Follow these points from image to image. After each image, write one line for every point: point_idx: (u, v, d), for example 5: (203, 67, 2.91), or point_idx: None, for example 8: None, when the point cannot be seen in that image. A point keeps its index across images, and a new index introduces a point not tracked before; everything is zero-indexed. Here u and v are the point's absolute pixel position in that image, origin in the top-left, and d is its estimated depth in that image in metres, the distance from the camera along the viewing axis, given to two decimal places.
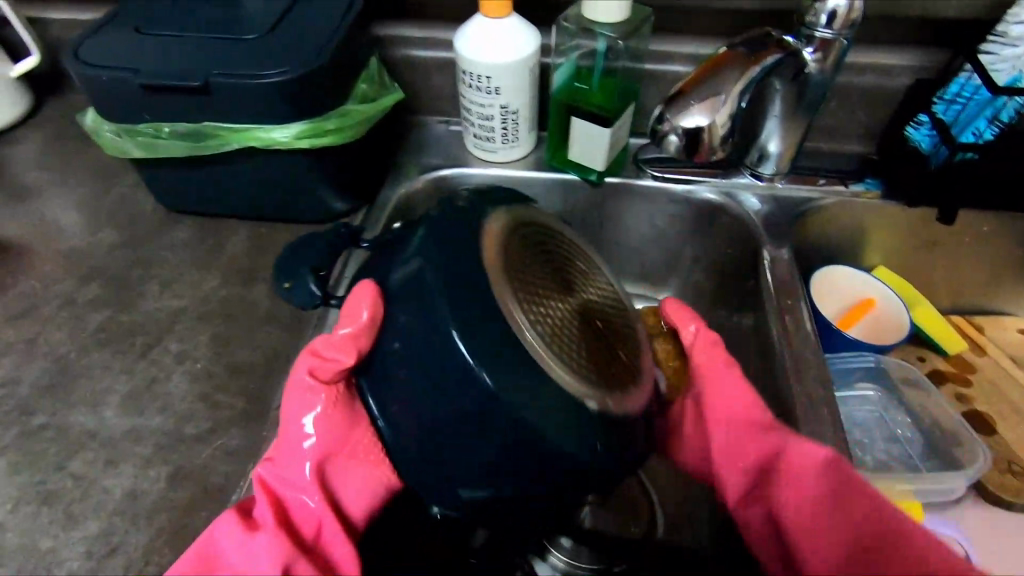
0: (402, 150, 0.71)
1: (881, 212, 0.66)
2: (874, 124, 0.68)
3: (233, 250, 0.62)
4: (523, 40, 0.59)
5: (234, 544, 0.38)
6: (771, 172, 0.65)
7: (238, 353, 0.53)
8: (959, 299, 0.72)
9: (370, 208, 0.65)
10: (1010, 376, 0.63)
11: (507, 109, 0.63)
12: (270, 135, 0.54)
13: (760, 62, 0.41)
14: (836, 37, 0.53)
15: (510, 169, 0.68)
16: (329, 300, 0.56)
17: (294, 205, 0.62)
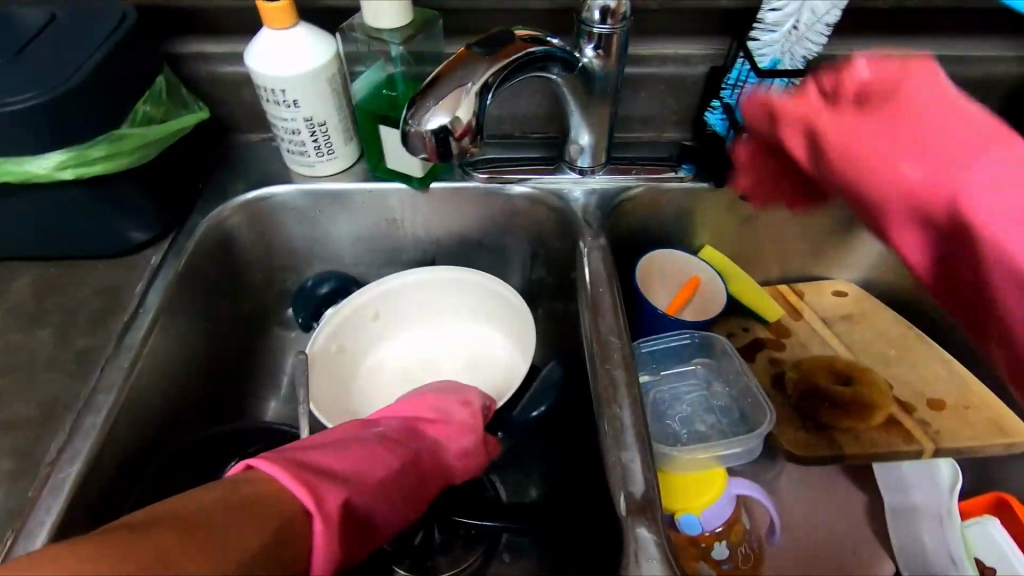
0: (218, 171, 0.68)
1: (695, 195, 0.69)
2: (683, 110, 0.71)
3: (14, 294, 0.56)
4: (313, 50, 0.57)
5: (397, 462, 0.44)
6: (590, 164, 0.67)
7: (10, 409, 0.48)
8: (784, 269, 0.77)
9: (175, 237, 0.61)
10: (818, 337, 0.67)
11: (313, 122, 0.61)
12: (26, 167, 0.49)
13: (505, 57, 0.42)
14: (612, 32, 0.54)
15: (331, 184, 0.66)
16: (120, 340, 0.52)
17: (82, 241, 0.57)
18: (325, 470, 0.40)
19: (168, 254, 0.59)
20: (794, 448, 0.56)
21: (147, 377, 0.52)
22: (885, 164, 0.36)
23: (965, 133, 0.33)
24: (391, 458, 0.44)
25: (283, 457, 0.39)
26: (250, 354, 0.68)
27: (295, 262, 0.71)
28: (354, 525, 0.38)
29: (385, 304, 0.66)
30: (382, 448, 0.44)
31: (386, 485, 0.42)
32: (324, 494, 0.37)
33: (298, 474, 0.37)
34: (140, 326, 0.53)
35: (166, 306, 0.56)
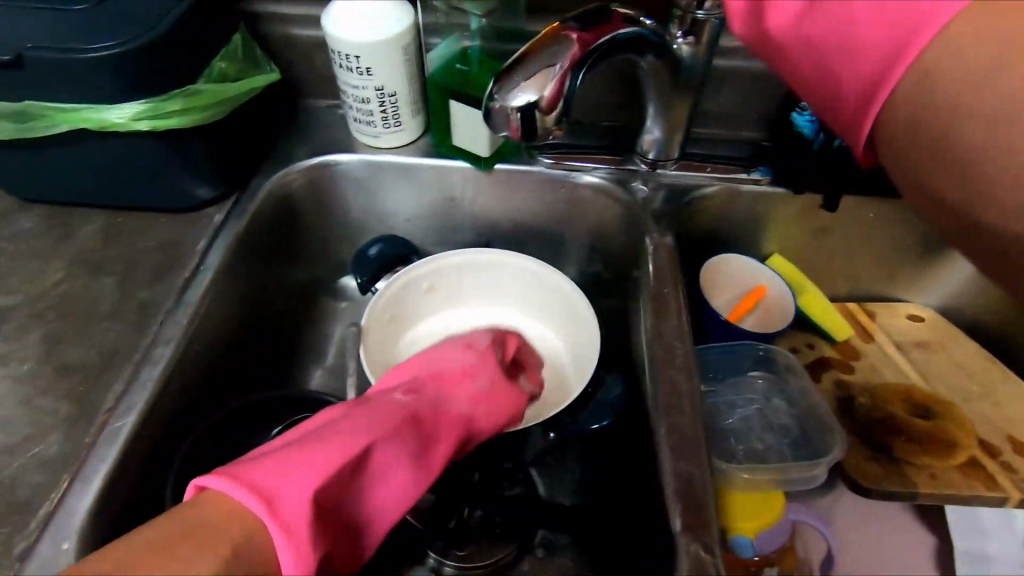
0: (283, 135, 0.67)
1: (771, 199, 0.65)
2: (766, 108, 0.67)
3: (81, 241, 0.57)
4: (391, 17, 0.55)
5: (374, 426, 0.43)
6: (661, 158, 0.63)
7: (71, 354, 0.49)
8: (856, 286, 0.72)
9: (238, 198, 0.61)
10: (890, 363, 0.62)
11: (383, 92, 0.60)
12: (103, 115, 0.49)
13: (600, 36, 0.40)
14: (706, 17, 0.51)
15: (394, 157, 0.65)
16: (179, 295, 0.52)
17: (150, 194, 0.57)
18: (300, 463, 0.38)
19: (230, 214, 0.59)
20: (863, 479, 0.53)
21: (202, 334, 0.52)
22: None
23: None
24: (365, 428, 0.43)
25: (264, 457, 0.39)
26: (298, 322, 0.67)
27: (350, 233, 0.70)
28: (321, 525, 0.37)
29: (440, 278, 0.65)
30: (350, 420, 0.43)
31: (370, 454, 0.42)
32: (280, 489, 0.37)
33: (247, 475, 0.37)
34: (199, 283, 0.53)
35: (225, 266, 0.56)
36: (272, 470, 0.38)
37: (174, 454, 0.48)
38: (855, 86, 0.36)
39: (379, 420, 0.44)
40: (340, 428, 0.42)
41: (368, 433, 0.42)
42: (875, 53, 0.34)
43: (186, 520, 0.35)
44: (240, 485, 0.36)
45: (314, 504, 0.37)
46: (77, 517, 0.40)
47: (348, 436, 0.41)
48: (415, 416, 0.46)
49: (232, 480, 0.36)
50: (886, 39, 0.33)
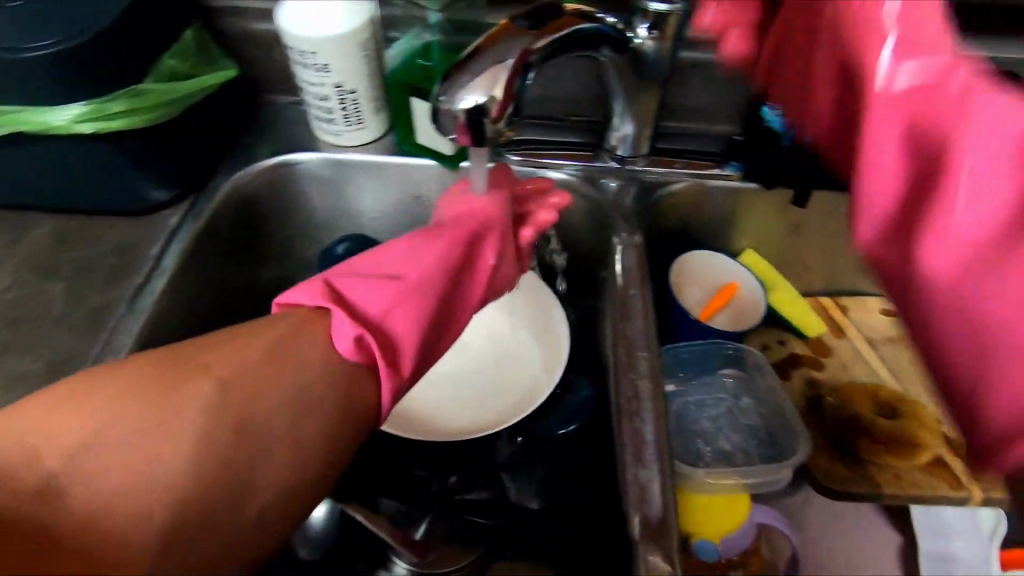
0: (244, 132, 0.65)
1: (742, 195, 0.64)
2: (739, 102, 0.65)
3: (33, 245, 0.55)
4: (346, 12, 0.53)
5: (408, 250, 0.43)
6: (631, 154, 0.62)
7: (21, 363, 0.48)
8: (830, 281, 0.71)
9: (196, 199, 0.59)
10: (860, 360, 0.62)
11: (343, 89, 0.58)
12: (46, 118, 0.48)
13: (552, 33, 0.39)
14: (670, 10, 0.50)
15: (357, 155, 0.63)
16: (132, 303, 0.51)
17: (103, 196, 0.56)
18: (370, 266, 0.43)
19: (186, 217, 0.57)
20: (824, 479, 0.53)
21: (156, 343, 0.51)
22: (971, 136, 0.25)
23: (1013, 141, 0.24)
24: (403, 246, 0.44)
25: (330, 272, 0.42)
26: None
27: (315, 232, 0.68)
28: (398, 305, 0.41)
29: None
30: (403, 237, 0.45)
31: (417, 253, 0.43)
32: (347, 288, 0.41)
33: (318, 284, 0.41)
34: (151, 290, 0.52)
35: (180, 271, 0.54)
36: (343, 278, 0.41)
37: None
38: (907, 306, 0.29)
39: (405, 246, 0.44)
40: (397, 252, 0.43)
41: (404, 251, 0.43)
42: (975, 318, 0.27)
43: (279, 325, 0.38)
44: (311, 292, 0.40)
45: (379, 298, 0.41)
46: None
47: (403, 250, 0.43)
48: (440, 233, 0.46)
49: (295, 295, 0.40)
50: None
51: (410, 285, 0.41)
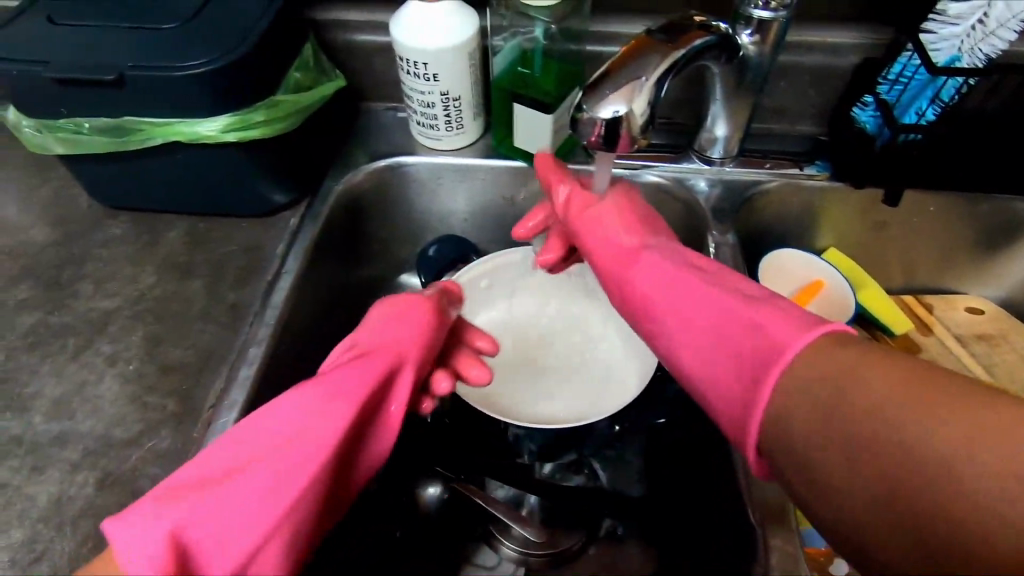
0: (346, 139, 0.69)
1: (830, 194, 0.65)
2: (826, 103, 0.66)
3: (169, 246, 0.60)
4: (459, 24, 0.57)
5: (295, 414, 0.36)
6: (720, 156, 0.64)
7: (170, 354, 0.52)
8: (910, 277, 0.71)
9: (311, 201, 0.63)
10: (952, 357, 0.63)
11: (448, 96, 0.61)
12: (196, 128, 0.52)
13: (682, 47, 0.41)
14: (774, 17, 0.51)
15: (455, 158, 0.67)
16: (266, 298, 0.55)
17: (231, 200, 0.60)
18: (218, 475, 0.34)
19: (306, 218, 0.62)
20: None
21: (286, 336, 0.55)
22: (663, 309, 0.41)
23: (705, 294, 0.39)
24: (273, 432, 0.36)
25: (179, 471, 0.35)
26: (364, 318, 0.70)
27: (410, 232, 0.72)
28: (268, 539, 0.33)
29: (496, 275, 0.66)
30: (285, 403, 0.36)
31: (301, 432, 0.35)
32: (185, 528, 0.32)
33: (137, 517, 0.31)
34: (281, 285, 0.56)
35: (304, 270, 0.58)
36: (186, 511, 0.32)
37: None
38: (716, 366, 0.37)
39: (282, 432, 0.35)
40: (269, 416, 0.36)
41: (275, 441, 0.35)
42: (702, 320, 0.39)
43: None
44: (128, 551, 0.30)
45: (244, 543, 0.33)
46: None
47: (307, 402, 0.37)
48: (344, 389, 0.37)
49: (114, 538, 0.30)
50: (735, 367, 0.36)
51: (293, 481, 0.34)
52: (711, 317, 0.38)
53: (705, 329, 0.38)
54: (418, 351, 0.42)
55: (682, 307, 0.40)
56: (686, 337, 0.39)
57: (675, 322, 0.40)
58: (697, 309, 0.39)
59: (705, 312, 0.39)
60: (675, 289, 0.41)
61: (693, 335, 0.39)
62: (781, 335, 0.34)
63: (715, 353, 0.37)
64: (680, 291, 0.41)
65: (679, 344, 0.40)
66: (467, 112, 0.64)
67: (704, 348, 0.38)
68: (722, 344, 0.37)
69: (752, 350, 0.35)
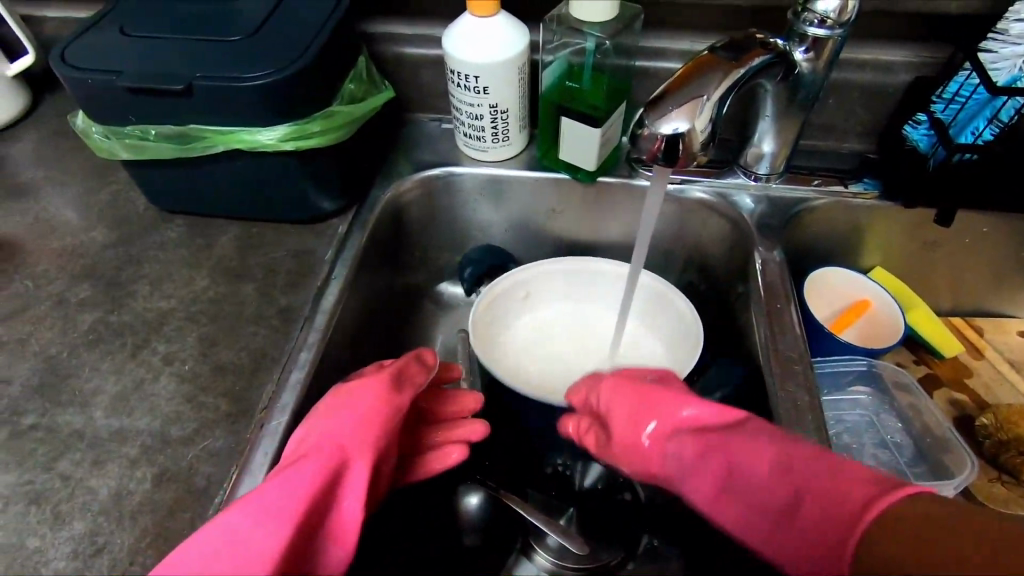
0: (392, 148, 0.71)
1: (878, 213, 0.64)
2: (875, 121, 0.66)
3: (222, 249, 0.62)
4: (511, 39, 0.58)
5: (243, 525, 0.37)
6: (766, 172, 0.64)
7: (224, 355, 0.53)
8: (958, 299, 0.70)
9: (359, 209, 0.65)
10: (1006, 383, 0.61)
11: (496, 109, 0.62)
12: (257, 136, 0.54)
13: (744, 66, 0.41)
14: (829, 35, 0.51)
15: (500, 169, 0.67)
16: (316, 303, 0.56)
17: (284, 206, 0.62)
18: None
19: (355, 225, 0.63)
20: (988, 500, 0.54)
21: (335, 341, 0.56)
22: (733, 468, 0.43)
23: (762, 457, 0.42)
24: (219, 544, 0.37)
25: None
26: (404, 325, 0.71)
27: (451, 241, 0.73)
28: None
29: (536, 284, 0.66)
30: (228, 513, 0.38)
31: (247, 540, 0.37)
32: None
33: None
34: (331, 291, 0.57)
35: (353, 276, 0.59)
36: None
37: None
38: (805, 526, 0.38)
39: (225, 545, 0.37)
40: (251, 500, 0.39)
41: (218, 552, 0.37)
42: (767, 472, 0.41)
43: None
44: None
45: None
46: None
47: (287, 490, 0.39)
48: (288, 489, 0.39)
49: None
50: (833, 506, 0.37)
51: None
52: (770, 458, 0.41)
53: (774, 476, 0.41)
54: (357, 441, 0.44)
55: (753, 471, 0.42)
56: (768, 494, 0.41)
57: (751, 500, 0.42)
58: (761, 458, 0.42)
59: (767, 459, 0.41)
60: (733, 463, 0.43)
61: (765, 491, 0.41)
62: (864, 482, 0.37)
63: (802, 525, 0.39)
64: (739, 449, 0.43)
65: (756, 492, 0.41)
66: (513, 124, 0.64)
67: (788, 515, 0.40)
68: (793, 487, 0.39)
69: (826, 489, 0.38)
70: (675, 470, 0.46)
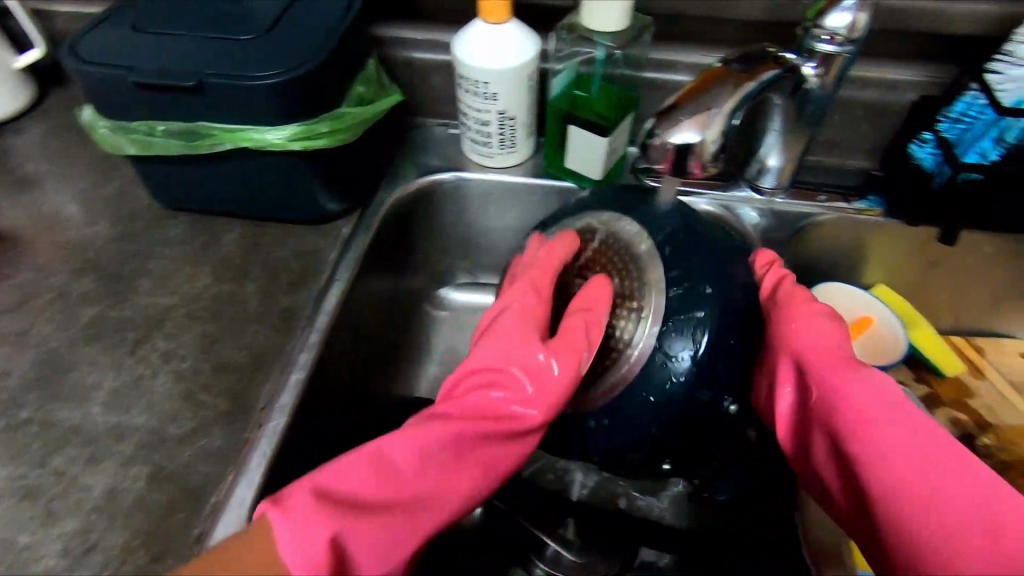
0: (399, 152, 0.71)
1: (881, 230, 0.65)
2: (880, 138, 0.66)
3: (226, 248, 0.62)
4: (522, 46, 0.58)
5: (410, 452, 0.43)
6: (771, 186, 0.64)
7: (224, 353, 0.53)
8: (959, 319, 0.70)
9: (364, 211, 0.65)
10: (1006, 403, 0.61)
11: (504, 116, 0.62)
12: (265, 135, 0.53)
13: (757, 79, 0.41)
14: (839, 51, 0.51)
15: (504, 175, 0.67)
16: (318, 303, 0.56)
17: (288, 207, 0.61)
18: (382, 486, 0.42)
19: (359, 227, 0.63)
20: None
21: (335, 343, 0.55)
22: (908, 427, 0.43)
23: (950, 452, 0.42)
24: (405, 453, 0.43)
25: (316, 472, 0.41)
26: (405, 328, 0.71)
27: (454, 247, 0.73)
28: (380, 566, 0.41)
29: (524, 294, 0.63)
30: (408, 437, 0.44)
31: (432, 472, 0.43)
32: (316, 542, 0.38)
33: (301, 520, 0.38)
34: (334, 291, 0.57)
35: (355, 277, 0.59)
36: (317, 531, 0.38)
37: (311, 450, 0.52)
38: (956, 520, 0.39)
39: (410, 472, 0.43)
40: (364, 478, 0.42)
41: (404, 457, 0.43)
42: (942, 461, 0.41)
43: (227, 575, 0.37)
44: (293, 548, 0.37)
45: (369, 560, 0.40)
46: (246, 509, 0.43)
47: (464, 449, 0.45)
48: (462, 443, 0.45)
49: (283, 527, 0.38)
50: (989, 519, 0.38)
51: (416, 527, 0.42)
52: (948, 458, 0.41)
53: (949, 468, 0.41)
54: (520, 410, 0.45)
55: (928, 445, 0.42)
56: (931, 470, 0.41)
57: (915, 455, 0.42)
58: (938, 452, 0.42)
59: (946, 454, 0.41)
60: (905, 426, 0.43)
61: (936, 473, 0.41)
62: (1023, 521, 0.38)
63: (955, 505, 0.39)
64: (908, 426, 0.43)
65: (924, 461, 0.41)
66: (521, 131, 0.65)
67: (946, 492, 0.40)
68: (961, 483, 0.40)
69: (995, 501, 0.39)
70: (857, 395, 0.46)
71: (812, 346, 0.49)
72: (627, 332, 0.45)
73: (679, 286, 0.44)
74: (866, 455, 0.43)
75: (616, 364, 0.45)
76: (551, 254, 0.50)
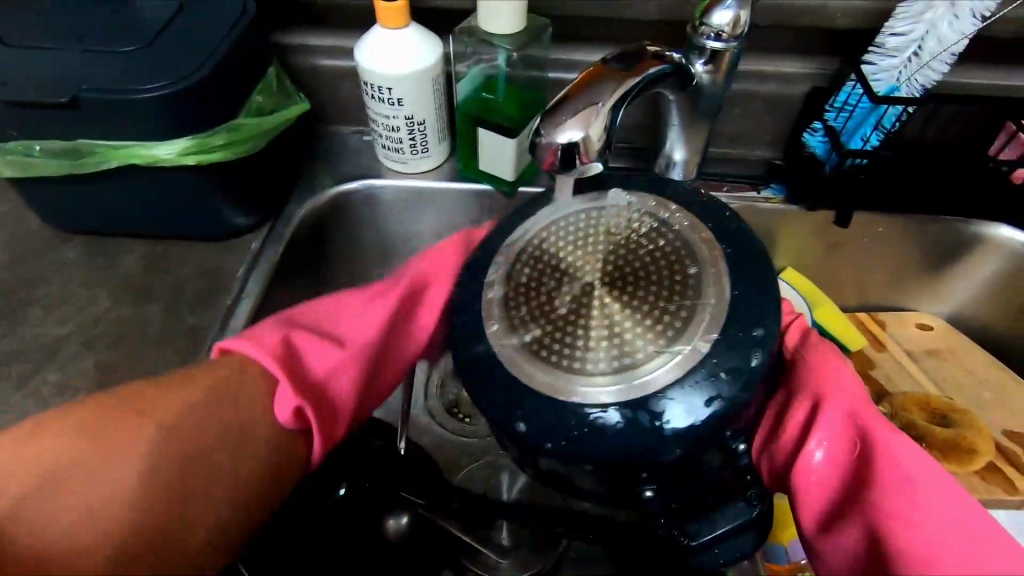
0: (312, 161, 0.69)
1: (785, 217, 0.68)
2: (780, 129, 0.69)
3: (125, 269, 0.59)
4: (422, 50, 0.58)
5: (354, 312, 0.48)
6: (680, 178, 0.65)
7: (123, 381, 0.51)
8: (863, 297, 0.74)
9: (274, 224, 0.63)
10: (903, 373, 0.65)
11: (413, 120, 0.62)
12: (154, 151, 0.51)
13: (636, 75, 0.43)
14: (726, 47, 0.53)
15: (420, 181, 0.67)
16: (225, 322, 0.54)
17: (191, 224, 0.59)
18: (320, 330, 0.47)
19: (268, 242, 0.61)
20: None
21: None
22: (943, 499, 0.40)
23: (983, 529, 0.39)
24: (349, 313, 0.48)
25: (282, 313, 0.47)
26: None
27: (375, 255, 0.72)
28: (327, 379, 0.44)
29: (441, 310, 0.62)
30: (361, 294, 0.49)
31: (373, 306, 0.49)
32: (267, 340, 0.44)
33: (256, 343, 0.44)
34: (241, 309, 0.55)
35: (265, 293, 0.57)
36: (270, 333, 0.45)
37: None
38: None
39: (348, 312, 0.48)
40: (328, 355, 0.45)
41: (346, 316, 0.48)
42: (974, 538, 0.38)
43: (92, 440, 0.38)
44: (248, 350, 0.43)
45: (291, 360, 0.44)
46: None
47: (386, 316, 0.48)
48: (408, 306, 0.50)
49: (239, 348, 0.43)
50: None
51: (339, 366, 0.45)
52: (978, 533, 0.38)
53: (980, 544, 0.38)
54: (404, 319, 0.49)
55: (964, 522, 0.39)
56: (959, 547, 0.38)
57: (949, 532, 0.38)
58: (970, 528, 0.39)
59: (976, 527, 0.39)
60: (940, 497, 0.40)
61: (968, 551, 0.38)
62: None
63: None
64: (942, 498, 0.40)
65: (955, 538, 0.38)
66: (433, 135, 0.64)
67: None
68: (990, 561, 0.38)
69: None
70: (897, 461, 0.41)
71: (849, 398, 0.44)
72: (636, 358, 0.39)
73: (735, 304, 0.40)
74: (902, 529, 0.39)
75: (634, 366, 0.39)
76: (546, 227, 0.47)
